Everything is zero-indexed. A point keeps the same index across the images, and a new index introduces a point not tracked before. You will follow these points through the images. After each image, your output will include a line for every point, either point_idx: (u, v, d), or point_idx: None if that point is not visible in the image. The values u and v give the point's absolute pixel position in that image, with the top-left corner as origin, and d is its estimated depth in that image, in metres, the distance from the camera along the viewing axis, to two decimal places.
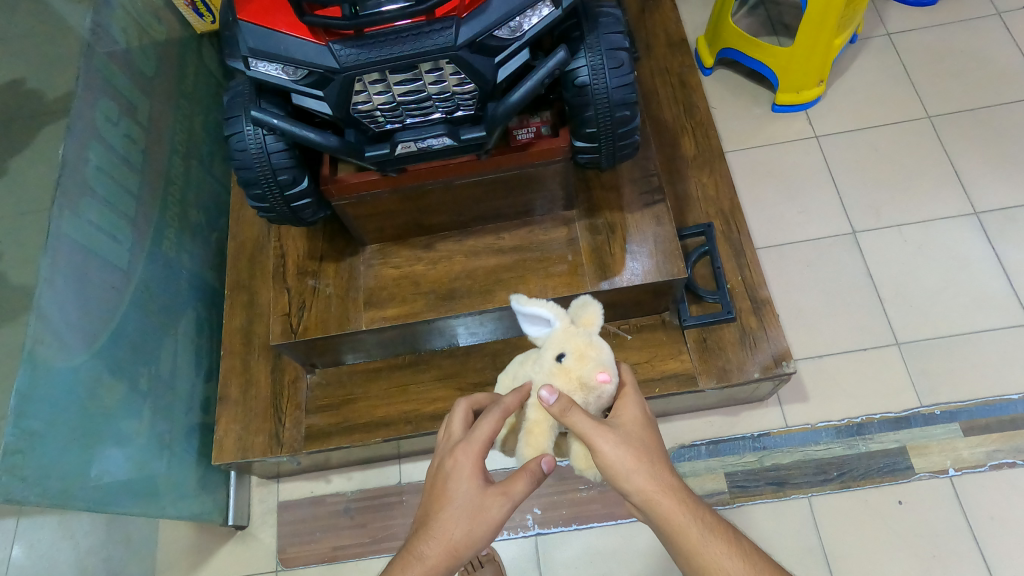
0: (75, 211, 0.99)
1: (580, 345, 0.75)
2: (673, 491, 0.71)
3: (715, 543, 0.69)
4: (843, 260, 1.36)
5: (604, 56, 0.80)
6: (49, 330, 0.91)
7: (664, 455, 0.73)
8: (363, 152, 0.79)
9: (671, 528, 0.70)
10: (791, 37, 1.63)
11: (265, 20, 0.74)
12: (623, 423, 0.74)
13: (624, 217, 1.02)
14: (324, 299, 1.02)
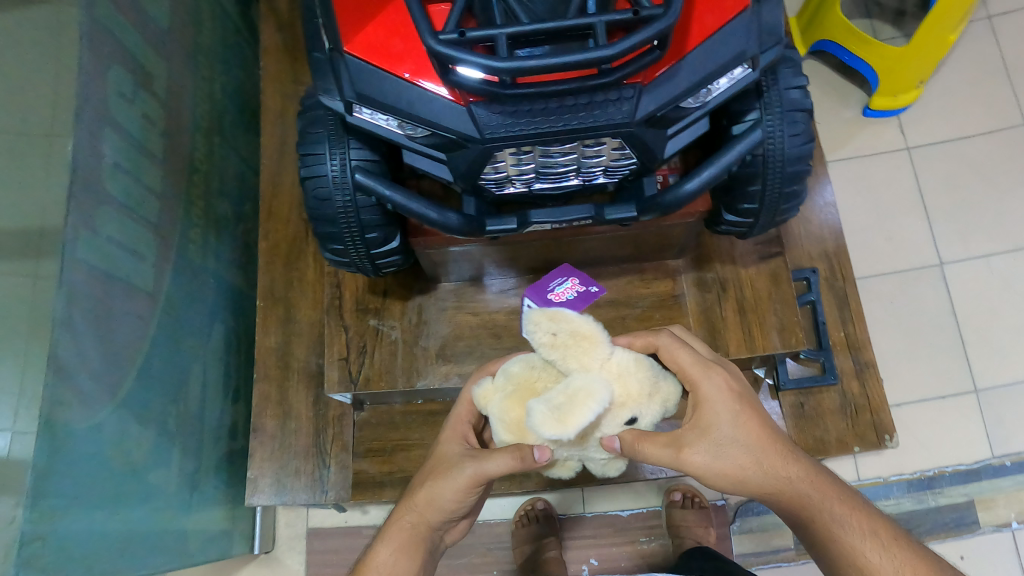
0: (91, 228, 0.81)
1: (647, 390, 0.62)
2: (791, 479, 0.64)
3: (850, 527, 0.63)
4: (929, 297, 1.27)
5: (783, 121, 0.65)
6: (69, 384, 0.75)
7: (776, 439, 0.65)
8: (484, 228, 0.64)
9: (803, 516, 0.64)
10: (885, 20, 1.40)
11: (384, 62, 0.57)
12: (713, 428, 0.63)
13: (739, 272, 0.89)
14: (388, 346, 0.88)
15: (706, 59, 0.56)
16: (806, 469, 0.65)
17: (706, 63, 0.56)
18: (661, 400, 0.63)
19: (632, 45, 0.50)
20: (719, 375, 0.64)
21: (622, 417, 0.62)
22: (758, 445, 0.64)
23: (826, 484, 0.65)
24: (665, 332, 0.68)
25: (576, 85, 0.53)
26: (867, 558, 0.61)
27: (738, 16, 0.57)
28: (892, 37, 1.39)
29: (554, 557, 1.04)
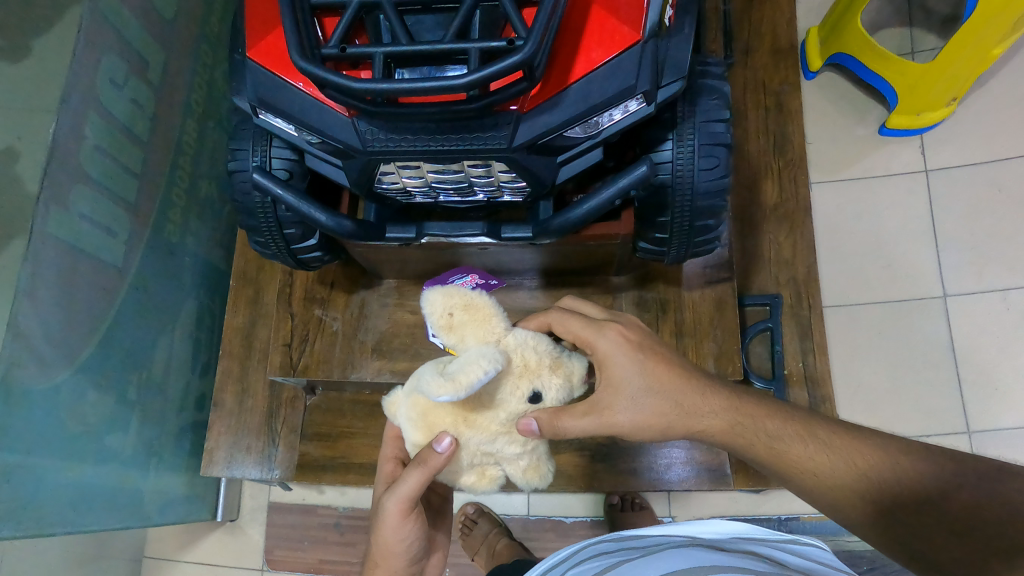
0: (64, 204, 0.85)
1: (546, 360, 0.60)
2: (713, 411, 0.63)
3: (795, 443, 0.60)
4: (927, 331, 1.17)
5: (695, 153, 0.63)
6: (29, 348, 0.80)
7: (687, 376, 0.65)
8: (383, 233, 0.66)
9: (751, 446, 0.62)
10: (928, 28, 1.25)
11: (281, 69, 0.59)
12: (622, 382, 0.63)
13: (682, 294, 0.89)
14: (328, 336, 0.92)
15: (593, 90, 0.55)
16: (725, 399, 0.64)
17: (592, 94, 0.55)
18: (563, 372, 0.61)
19: (485, 74, 0.48)
20: (611, 330, 0.65)
21: (524, 391, 0.59)
22: (671, 386, 0.64)
23: (750, 405, 0.63)
24: (554, 309, 0.68)
25: (445, 109, 0.53)
26: (813, 460, 0.58)
27: (630, 49, 0.55)
28: (931, 49, 1.24)
29: (506, 543, 1.03)
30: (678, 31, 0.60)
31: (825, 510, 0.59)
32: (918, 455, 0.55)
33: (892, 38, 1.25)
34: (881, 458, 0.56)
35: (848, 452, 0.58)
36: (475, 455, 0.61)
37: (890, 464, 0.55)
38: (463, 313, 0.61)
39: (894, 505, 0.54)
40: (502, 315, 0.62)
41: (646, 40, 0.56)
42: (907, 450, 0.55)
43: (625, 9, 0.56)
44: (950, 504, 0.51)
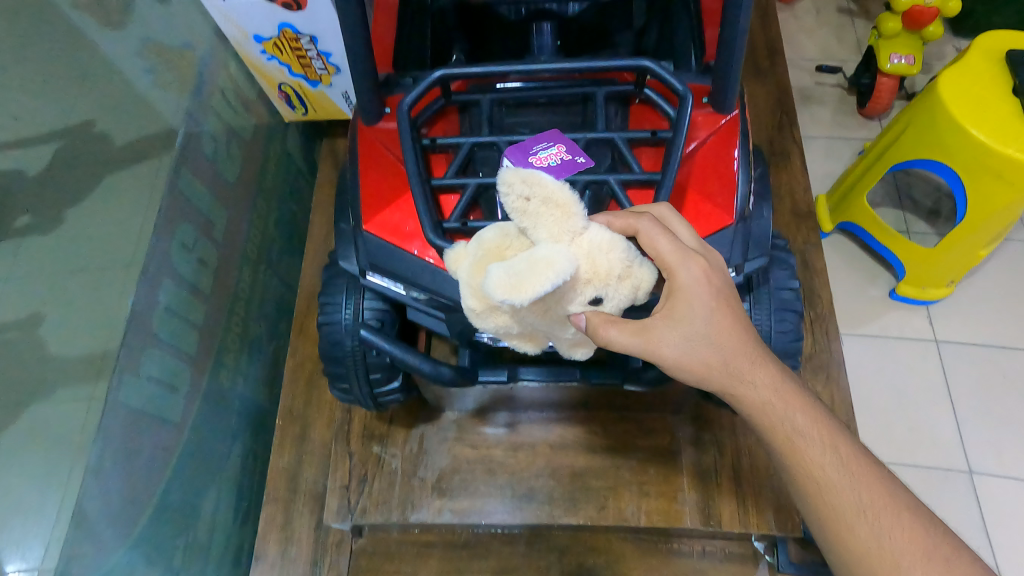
0: (134, 372, 0.93)
1: (620, 269, 0.51)
2: (764, 379, 0.55)
3: (820, 444, 0.55)
4: (958, 504, 1.14)
5: (770, 317, 0.69)
6: (89, 535, 0.85)
7: (752, 338, 0.55)
8: (476, 378, 0.69)
9: (782, 427, 0.55)
10: (918, 215, 1.39)
11: (397, 238, 0.63)
12: (685, 319, 0.52)
13: (737, 437, 0.93)
14: (387, 475, 0.94)
15: None
16: (776, 378, 0.56)
17: None
18: (636, 281, 0.52)
19: None
20: (699, 263, 0.52)
21: (585, 295, 0.52)
22: (733, 345, 0.54)
23: (798, 395, 0.56)
24: (647, 215, 0.53)
25: None
26: (828, 473, 0.54)
27: (724, 229, 0.60)
28: (923, 232, 1.37)
29: None
30: (760, 214, 0.66)
31: (819, 533, 0.56)
32: (944, 560, 0.51)
33: (887, 217, 1.40)
34: (904, 540, 0.52)
35: (858, 478, 0.54)
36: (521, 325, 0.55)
37: (916, 550, 0.51)
38: (542, 204, 0.49)
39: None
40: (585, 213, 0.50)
41: (738, 221, 0.61)
42: (935, 547, 0.51)
43: (718, 194, 0.61)
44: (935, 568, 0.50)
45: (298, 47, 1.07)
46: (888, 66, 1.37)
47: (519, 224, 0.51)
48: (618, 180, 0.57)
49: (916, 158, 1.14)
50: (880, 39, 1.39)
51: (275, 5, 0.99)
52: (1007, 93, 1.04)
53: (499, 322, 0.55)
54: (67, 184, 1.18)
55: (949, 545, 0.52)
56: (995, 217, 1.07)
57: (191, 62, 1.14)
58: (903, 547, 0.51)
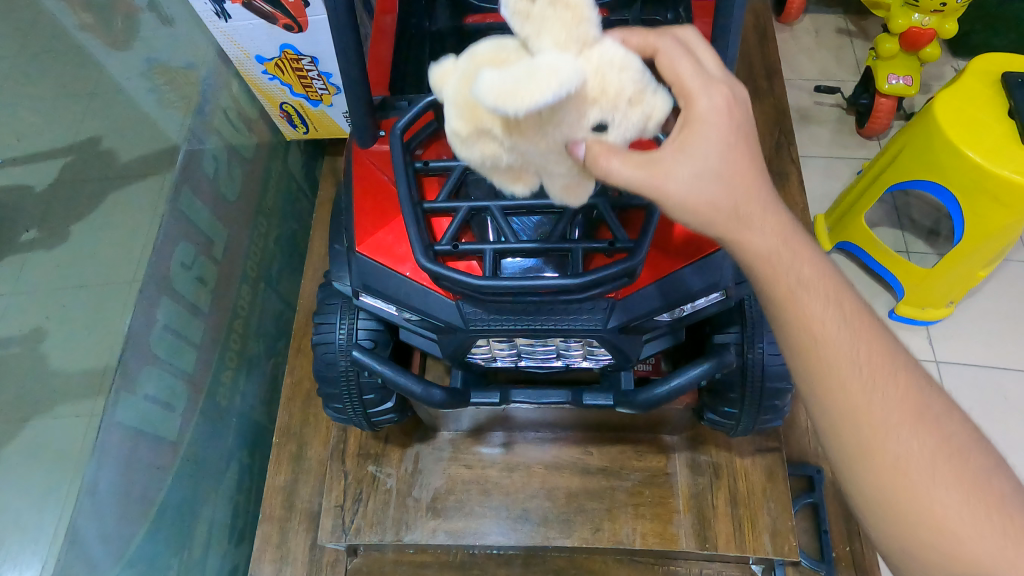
0: (131, 391, 0.93)
1: (630, 91, 0.46)
2: (764, 225, 0.51)
3: (820, 294, 0.51)
4: None
5: (763, 340, 0.69)
6: (85, 557, 0.84)
7: (757, 178, 0.50)
8: (469, 398, 0.69)
9: (777, 276, 0.51)
10: (917, 235, 1.39)
11: (389, 259, 0.64)
12: (697, 155, 0.48)
13: (733, 460, 0.93)
14: (382, 494, 0.93)
15: (680, 285, 0.60)
16: (779, 224, 0.51)
17: (680, 288, 0.60)
18: (646, 107, 0.48)
19: (597, 275, 0.54)
20: (721, 93, 0.49)
21: (587, 119, 0.47)
22: (742, 185, 0.49)
23: (803, 247, 0.52)
24: (668, 35, 0.52)
25: (550, 297, 0.58)
26: (827, 325, 0.50)
27: (712, 254, 0.61)
28: (923, 252, 1.37)
29: None
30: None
31: (804, 390, 0.51)
32: (936, 417, 0.46)
33: (886, 236, 1.40)
34: (896, 394, 0.47)
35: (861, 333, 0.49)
36: (516, 162, 0.51)
37: (908, 403, 0.47)
38: (549, 6, 0.44)
39: (879, 439, 0.46)
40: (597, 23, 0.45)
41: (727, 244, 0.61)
42: (927, 404, 0.47)
43: None
44: (932, 436, 0.46)
45: (299, 68, 1.08)
46: (886, 87, 1.38)
47: (522, 34, 0.46)
48: (608, 204, 0.57)
49: (913, 179, 1.14)
50: (877, 60, 1.41)
51: (276, 27, 1.00)
52: (1003, 115, 1.05)
53: (489, 152, 0.51)
54: (73, 212, 1.21)
55: (944, 402, 0.48)
56: (993, 239, 1.08)
57: (194, 82, 1.16)
58: (896, 400, 0.47)
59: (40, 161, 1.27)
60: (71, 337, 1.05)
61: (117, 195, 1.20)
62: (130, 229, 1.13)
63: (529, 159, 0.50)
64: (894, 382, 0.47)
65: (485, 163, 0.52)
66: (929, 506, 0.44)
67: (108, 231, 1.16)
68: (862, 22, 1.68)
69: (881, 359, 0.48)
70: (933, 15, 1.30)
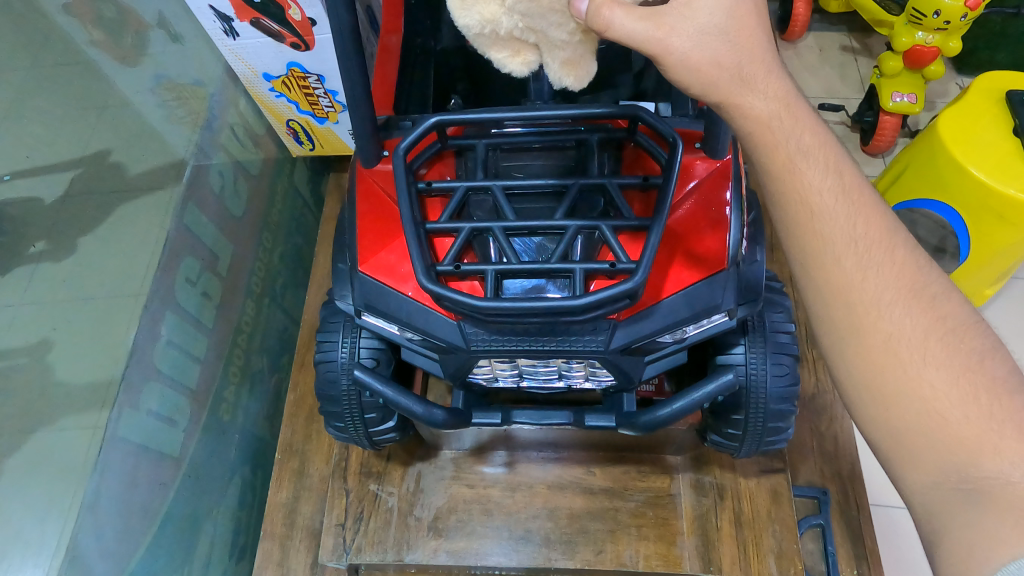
0: (134, 407, 0.94)
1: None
2: (768, 94, 0.51)
3: (820, 167, 0.51)
4: None
5: (766, 362, 0.69)
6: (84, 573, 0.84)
7: (762, 50, 0.51)
8: (470, 419, 0.69)
9: (775, 151, 0.51)
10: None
11: (392, 280, 0.64)
12: (701, 10, 0.49)
13: (738, 482, 0.92)
14: (383, 513, 0.93)
15: (683, 304, 0.60)
16: (784, 96, 0.52)
17: (683, 308, 0.60)
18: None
19: (598, 297, 0.54)
20: None
21: None
22: (747, 49, 0.50)
23: (809, 120, 0.53)
24: None
25: (551, 319, 0.57)
26: (825, 197, 0.50)
27: (715, 275, 0.60)
28: None
29: None
30: (754, 256, 0.66)
31: (798, 270, 0.51)
32: (931, 299, 0.47)
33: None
34: (889, 268, 0.48)
35: (858, 211, 0.50)
36: (521, 28, 0.52)
37: (905, 282, 0.47)
38: None
39: (866, 312, 0.47)
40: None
41: (730, 265, 0.61)
42: (921, 280, 0.48)
43: (710, 239, 0.61)
44: (918, 312, 0.46)
45: (306, 85, 1.09)
46: (890, 104, 1.39)
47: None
48: (610, 225, 0.57)
49: (917, 198, 1.14)
50: (881, 78, 1.41)
51: (283, 45, 1.01)
52: (1007, 133, 1.04)
53: (487, 15, 0.52)
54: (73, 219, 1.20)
55: (937, 280, 0.48)
56: (1002, 254, 1.09)
57: (201, 99, 1.17)
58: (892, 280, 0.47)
59: (42, 173, 1.23)
60: (75, 353, 1.04)
61: (123, 209, 1.20)
62: (135, 244, 1.14)
63: (527, 23, 0.52)
64: (887, 258, 0.48)
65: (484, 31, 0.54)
66: (919, 382, 0.44)
67: (114, 244, 1.16)
68: (865, 40, 1.69)
69: (874, 235, 0.49)
70: (937, 34, 1.31)
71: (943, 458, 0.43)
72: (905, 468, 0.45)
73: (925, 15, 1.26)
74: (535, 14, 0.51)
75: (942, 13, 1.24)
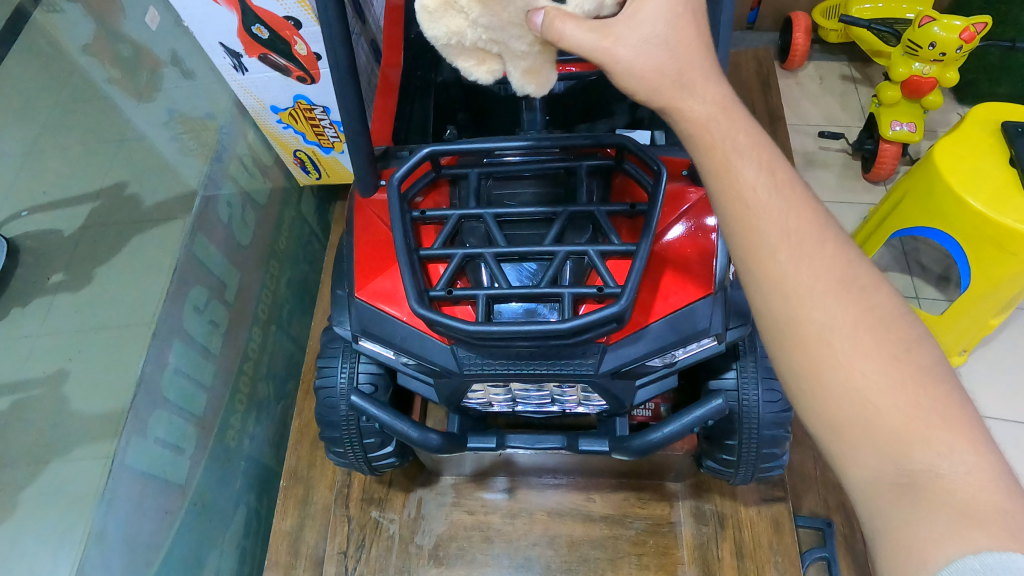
0: (141, 434, 0.95)
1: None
2: (704, 95, 0.50)
3: (755, 159, 0.48)
4: None
5: (758, 386, 0.69)
6: None
7: (698, 54, 0.51)
8: (466, 443, 0.70)
9: (710, 144, 0.49)
10: (927, 280, 1.39)
11: (388, 306, 0.65)
12: (643, 23, 0.50)
13: (738, 510, 0.91)
14: (385, 540, 0.93)
15: (672, 327, 0.61)
16: (721, 99, 0.50)
17: (672, 332, 0.61)
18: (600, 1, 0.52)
19: (585, 320, 0.55)
20: None
21: None
22: (682, 55, 0.50)
23: (743, 119, 0.50)
24: None
25: (541, 342, 0.58)
26: (758, 190, 0.47)
27: (703, 300, 0.61)
28: (934, 298, 1.36)
29: None
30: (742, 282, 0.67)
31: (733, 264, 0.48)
32: (861, 292, 0.43)
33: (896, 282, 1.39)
34: (821, 260, 0.44)
35: (792, 204, 0.47)
36: (484, 39, 0.55)
37: (837, 269, 0.44)
38: None
39: (797, 301, 0.43)
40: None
41: (717, 290, 0.62)
42: (853, 275, 0.44)
43: (698, 264, 0.63)
44: (850, 304, 0.42)
45: (312, 116, 1.12)
46: (890, 133, 1.40)
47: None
48: (597, 251, 0.59)
49: (917, 227, 1.14)
50: (880, 106, 1.43)
51: (290, 79, 1.04)
52: (1005, 163, 1.05)
53: (454, 28, 0.55)
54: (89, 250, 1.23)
55: (872, 278, 0.44)
56: (1001, 288, 1.07)
57: (213, 132, 1.20)
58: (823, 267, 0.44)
59: (63, 206, 1.28)
60: (85, 379, 1.06)
61: (134, 240, 1.22)
62: (146, 274, 1.16)
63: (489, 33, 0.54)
64: (821, 249, 0.44)
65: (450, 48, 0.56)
66: (851, 371, 0.41)
67: (125, 276, 1.19)
68: (866, 69, 1.71)
69: (806, 226, 0.46)
70: (934, 64, 1.32)
71: (879, 449, 0.39)
72: (843, 464, 0.41)
73: (922, 44, 1.28)
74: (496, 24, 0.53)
75: (937, 44, 1.26)
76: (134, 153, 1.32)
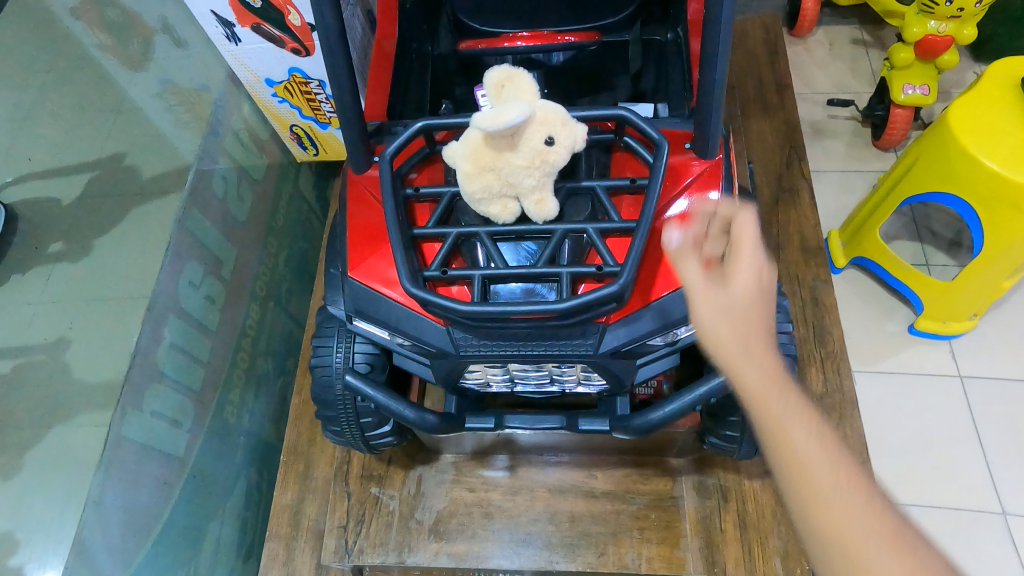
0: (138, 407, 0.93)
1: (559, 117, 0.55)
2: (750, 347, 0.45)
3: (803, 415, 0.44)
4: (990, 547, 1.08)
5: None
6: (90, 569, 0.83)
7: (746, 308, 0.46)
8: (463, 424, 0.69)
9: (754, 386, 0.44)
10: (938, 247, 1.36)
11: (382, 285, 0.64)
12: (721, 293, 0.47)
13: (742, 483, 0.91)
14: (385, 516, 0.93)
15: (674, 305, 0.59)
16: (767, 346, 0.46)
17: (673, 310, 0.59)
18: (574, 131, 0.56)
19: (583, 300, 0.53)
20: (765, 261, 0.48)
21: (536, 139, 0.54)
22: (733, 314, 0.46)
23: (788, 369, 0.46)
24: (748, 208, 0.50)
25: (538, 323, 0.57)
26: (809, 438, 0.42)
27: None
28: (944, 264, 1.34)
29: None
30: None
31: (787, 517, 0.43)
32: (915, 545, 0.39)
33: (905, 249, 1.37)
34: (875, 516, 0.40)
35: (840, 456, 0.42)
36: (503, 183, 0.56)
37: (851, 470, 0.42)
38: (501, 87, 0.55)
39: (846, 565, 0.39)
40: (535, 82, 0.56)
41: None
42: (908, 533, 0.39)
43: None
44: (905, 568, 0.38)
45: (308, 91, 1.09)
46: (902, 97, 1.35)
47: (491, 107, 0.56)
48: (597, 229, 0.57)
49: (928, 192, 1.12)
50: (892, 70, 1.39)
51: (284, 50, 1.02)
52: (1021, 121, 1.02)
53: (485, 191, 0.57)
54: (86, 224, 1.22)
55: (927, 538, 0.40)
56: (1014, 251, 1.05)
57: (207, 104, 1.17)
58: (836, 468, 0.42)
59: (59, 178, 1.27)
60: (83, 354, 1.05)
61: (130, 214, 1.21)
62: (141, 248, 1.15)
63: (510, 181, 0.56)
64: (876, 516, 0.40)
65: (483, 200, 0.58)
66: None
67: (121, 250, 1.17)
68: (877, 34, 1.66)
69: (858, 479, 0.41)
70: (950, 21, 1.29)
71: None
72: None
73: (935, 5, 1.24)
74: (513, 173, 0.55)
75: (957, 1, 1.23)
76: (129, 126, 1.30)
